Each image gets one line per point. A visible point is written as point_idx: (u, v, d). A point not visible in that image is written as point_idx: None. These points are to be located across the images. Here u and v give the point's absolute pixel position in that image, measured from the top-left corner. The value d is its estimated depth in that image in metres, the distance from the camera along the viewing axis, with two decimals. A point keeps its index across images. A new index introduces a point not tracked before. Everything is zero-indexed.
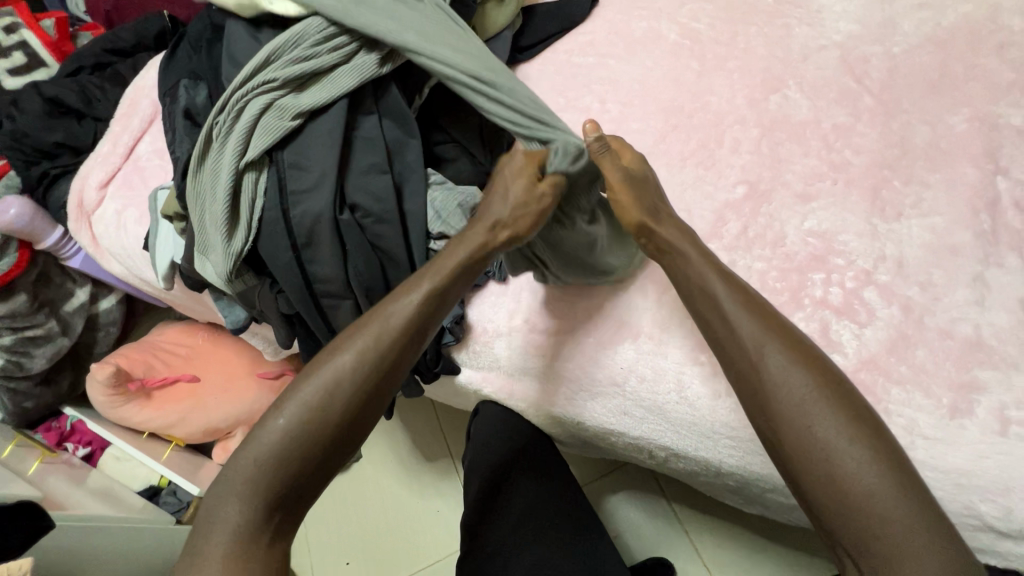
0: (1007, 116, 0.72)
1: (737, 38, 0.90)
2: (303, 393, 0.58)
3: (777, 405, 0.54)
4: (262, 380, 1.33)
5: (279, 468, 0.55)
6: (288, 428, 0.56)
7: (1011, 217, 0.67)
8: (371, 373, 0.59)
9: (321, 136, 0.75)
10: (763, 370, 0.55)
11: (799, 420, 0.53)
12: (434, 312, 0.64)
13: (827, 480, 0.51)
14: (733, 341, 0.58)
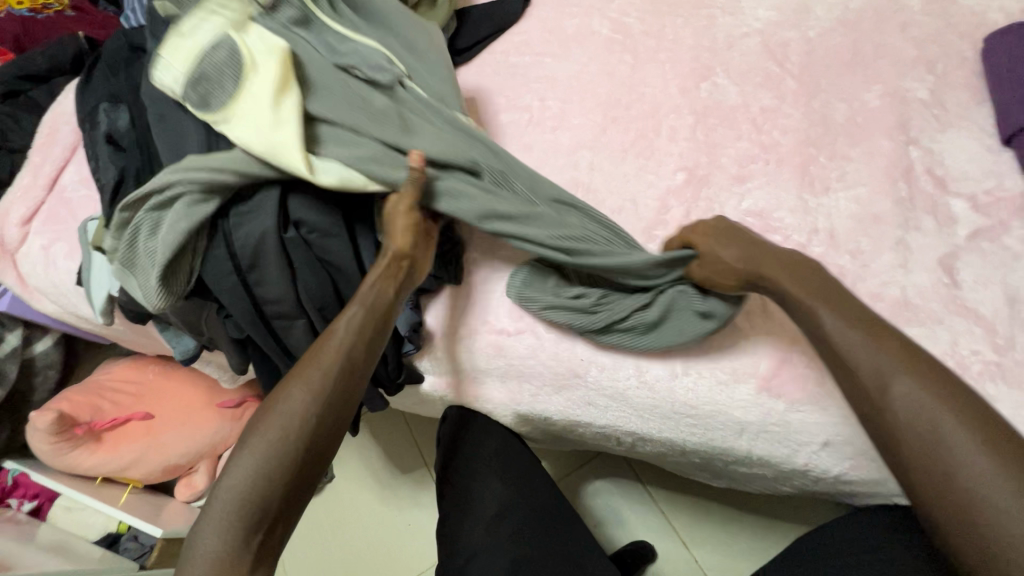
0: (914, 90, 0.78)
1: (666, 30, 0.93)
2: (262, 425, 0.58)
3: (906, 439, 0.49)
4: (222, 409, 1.28)
5: (255, 491, 0.55)
6: (252, 463, 0.56)
7: (924, 182, 0.72)
8: (322, 393, 0.59)
9: None
10: (893, 405, 0.51)
11: (931, 458, 0.48)
12: (373, 329, 0.64)
13: (934, 494, 0.47)
14: (857, 378, 0.53)
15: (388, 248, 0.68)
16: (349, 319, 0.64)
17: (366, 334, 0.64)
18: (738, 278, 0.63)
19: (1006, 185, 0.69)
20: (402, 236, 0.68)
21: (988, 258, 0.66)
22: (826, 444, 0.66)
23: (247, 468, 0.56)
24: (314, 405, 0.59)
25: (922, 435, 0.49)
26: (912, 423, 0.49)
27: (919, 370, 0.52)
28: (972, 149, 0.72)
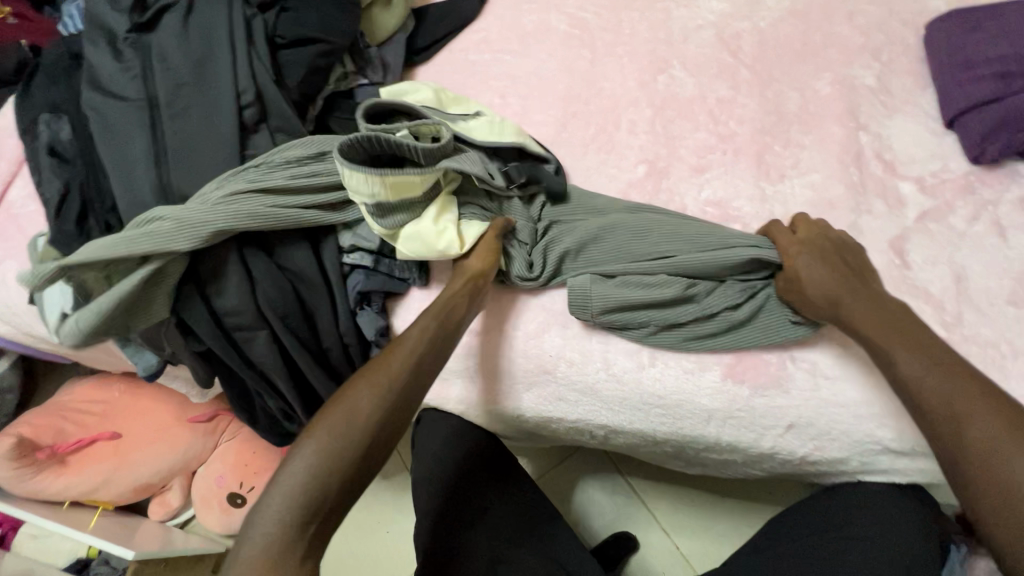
0: (862, 77, 0.80)
1: (622, 24, 0.93)
2: (329, 421, 0.57)
3: (973, 457, 0.51)
4: (194, 425, 1.24)
5: (319, 482, 0.54)
6: (317, 456, 0.55)
7: (874, 166, 0.74)
8: (390, 397, 0.60)
9: (207, 162, 0.70)
10: (970, 431, 0.52)
11: (1003, 475, 0.50)
12: (441, 340, 0.66)
13: (996, 504, 0.49)
14: (929, 401, 0.55)
15: (468, 268, 0.71)
16: (422, 328, 0.65)
17: (435, 343, 0.65)
18: (820, 300, 0.63)
19: (950, 167, 0.72)
20: (482, 255, 0.71)
21: (935, 238, 0.68)
22: (791, 426, 0.67)
23: (311, 461, 0.54)
24: (382, 409, 0.59)
25: (996, 457, 0.50)
26: (984, 448, 0.51)
27: (962, 387, 0.54)
28: (917, 133, 0.74)
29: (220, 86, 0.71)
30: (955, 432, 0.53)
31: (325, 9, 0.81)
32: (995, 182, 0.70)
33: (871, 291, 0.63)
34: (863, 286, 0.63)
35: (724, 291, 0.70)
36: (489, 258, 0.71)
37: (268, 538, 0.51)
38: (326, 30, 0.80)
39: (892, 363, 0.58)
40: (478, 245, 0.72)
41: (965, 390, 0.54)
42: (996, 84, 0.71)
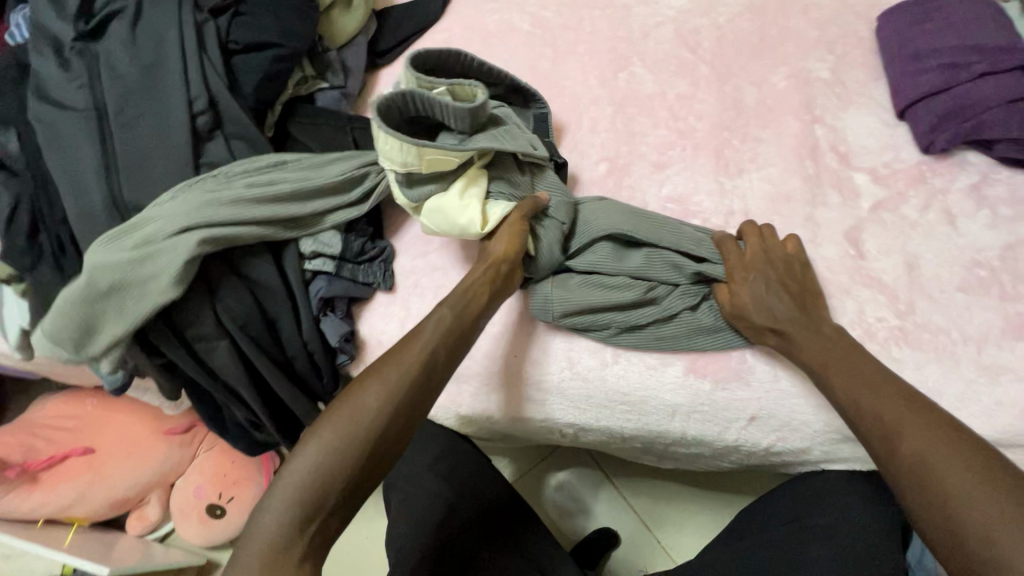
0: (817, 70, 0.80)
1: (583, 22, 0.93)
2: (338, 411, 0.55)
3: (899, 464, 0.52)
4: (170, 436, 1.22)
5: (327, 477, 0.51)
6: (323, 449, 0.52)
7: (830, 159, 0.74)
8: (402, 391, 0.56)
9: (161, 173, 0.69)
10: (900, 442, 0.53)
11: (928, 480, 0.50)
12: (460, 331, 0.62)
13: (933, 507, 0.49)
14: (861, 417, 0.56)
15: (493, 253, 0.67)
16: (440, 317, 0.62)
17: (452, 334, 0.61)
18: (772, 318, 0.64)
19: (903, 157, 0.73)
20: (507, 240, 0.67)
21: (889, 228, 0.69)
22: (753, 419, 0.68)
23: (315, 453, 0.52)
24: (394, 402, 0.55)
25: (930, 468, 0.50)
26: (913, 458, 0.51)
27: (891, 404, 0.55)
28: (870, 125, 0.75)
29: (170, 94, 0.70)
30: (889, 448, 0.53)
31: (282, 14, 0.80)
32: (946, 171, 0.71)
33: (814, 318, 0.64)
34: (803, 308, 0.64)
35: (678, 291, 0.70)
36: (513, 243, 0.68)
37: (271, 530, 0.49)
38: (283, 35, 0.79)
39: (824, 381, 0.60)
40: (500, 229, 0.69)
41: (896, 404, 0.55)
42: (944, 74, 0.71)
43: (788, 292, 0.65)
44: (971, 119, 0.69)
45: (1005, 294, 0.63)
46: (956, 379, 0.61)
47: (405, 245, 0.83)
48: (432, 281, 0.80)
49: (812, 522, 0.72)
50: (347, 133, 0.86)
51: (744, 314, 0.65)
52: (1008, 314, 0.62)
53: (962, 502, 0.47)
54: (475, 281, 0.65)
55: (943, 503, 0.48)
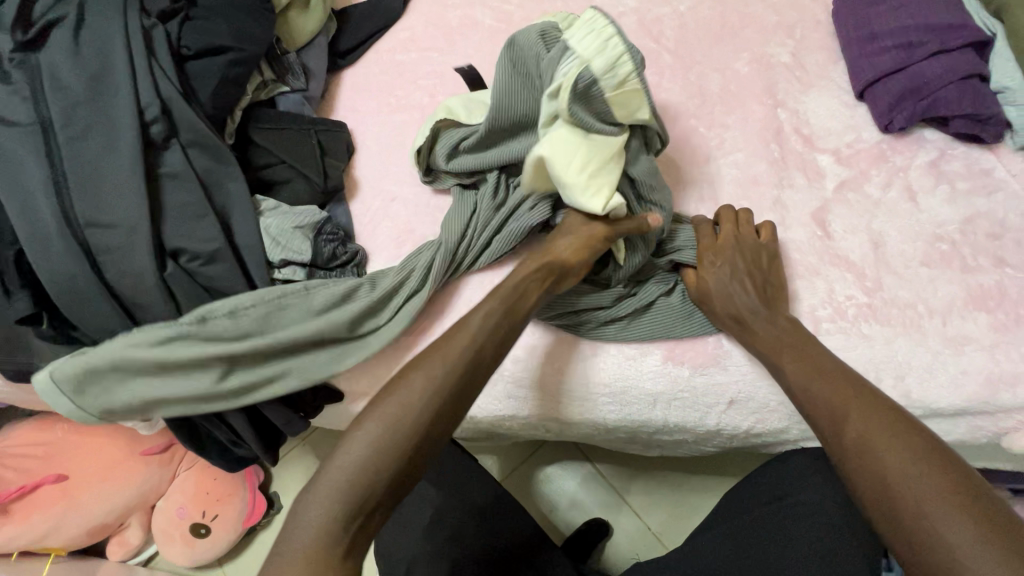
0: (777, 55, 0.81)
1: (546, 15, 0.93)
2: (382, 409, 0.53)
3: (852, 460, 0.52)
4: (147, 457, 1.18)
5: (370, 475, 0.50)
6: (372, 443, 0.52)
7: (794, 142, 0.75)
8: (445, 385, 0.55)
9: (115, 185, 0.66)
10: (852, 431, 0.53)
11: (880, 472, 0.50)
12: (508, 324, 0.60)
13: (880, 495, 0.49)
14: (816, 411, 0.57)
15: (555, 249, 0.65)
16: (487, 311, 0.59)
17: (499, 333, 0.59)
18: (734, 307, 0.64)
19: (864, 138, 0.74)
20: (575, 249, 0.65)
21: (854, 208, 0.70)
22: (732, 402, 0.69)
23: (361, 450, 0.51)
24: (438, 404, 0.54)
25: (870, 455, 0.51)
26: (856, 444, 0.52)
27: (840, 393, 0.56)
28: (832, 107, 0.77)
29: (121, 105, 0.67)
30: (837, 436, 0.54)
31: (236, 17, 0.78)
32: (905, 149, 0.72)
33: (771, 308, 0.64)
34: (770, 301, 0.65)
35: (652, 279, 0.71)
36: (586, 249, 0.65)
37: (314, 524, 0.49)
38: (238, 38, 0.77)
39: (779, 371, 0.61)
40: (574, 231, 0.66)
41: (840, 390, 0.56)
42: (899, 54, 0.73)
43: (752, 279, 0.65)
44: (926, 97, 0.70)
45: (967, 266, 0.65)
46: (923, 352, 0.62)
47: (378, 248, 0.81)
48: None
49: (795, 499, 0.74)
50: (310, 136, 0.85)
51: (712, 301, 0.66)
52: (970, 286, 0.64)
53: (891, 488, 0.49)
54: (524, 277, 0.63)
55: (875, 487, 0.50)
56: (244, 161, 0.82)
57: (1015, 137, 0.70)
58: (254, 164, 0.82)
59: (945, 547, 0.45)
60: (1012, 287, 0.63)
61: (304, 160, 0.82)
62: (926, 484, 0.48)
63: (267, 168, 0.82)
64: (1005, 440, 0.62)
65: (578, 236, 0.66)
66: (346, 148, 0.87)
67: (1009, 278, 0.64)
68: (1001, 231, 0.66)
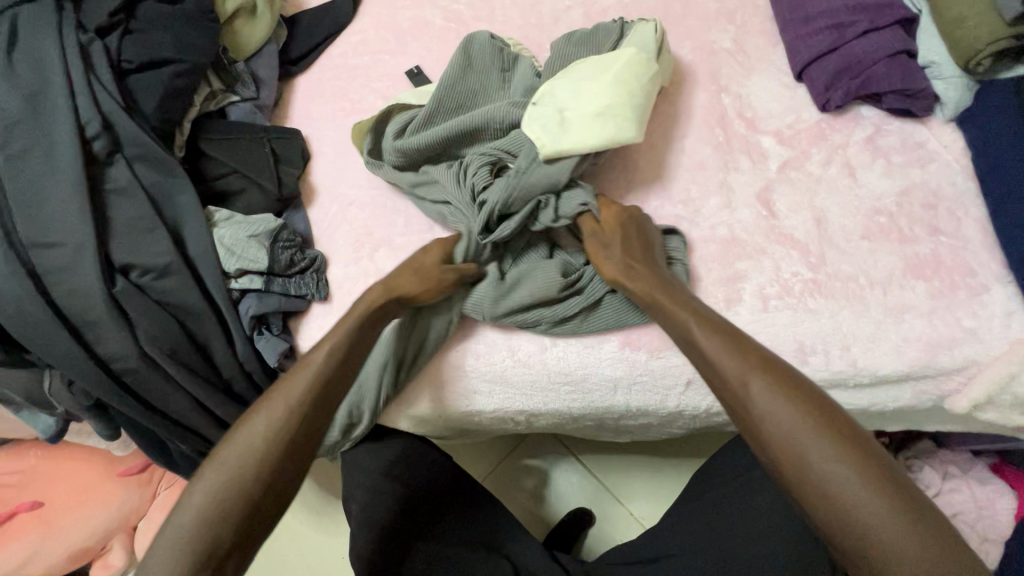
0: (720, 41, 0.83)
1: (495, 12, 0.93)
2: (219, 452, 0.57)
3: (769, 437, 0.51)
4: (126, 479, 1.14)
5: (231, 513, 0.54)
6: (211, 491, 0.54)
7: (738, 126, 0.77)
8: (284, 415, 0.59)
9: (57, 204, 0.65)
10: (753, 401, 0.52)
11: (793, 446, 0.50)
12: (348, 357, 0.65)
13: (792, 461, 0.50)
14: (720, 377, 0.55)
15: (397, 284, 0.69)
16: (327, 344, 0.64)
17: (337, 365, 0.63)
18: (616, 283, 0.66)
19: (804, 118, 0.76)
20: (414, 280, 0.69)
21: (796, 186, 0.72)
22: (690, 383, 0.70)
23: (206, 495, 0.54)
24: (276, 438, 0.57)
25: (771, 424, 0.51)
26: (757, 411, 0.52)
27: (750, 358, 0.54)
28: (773, 89, 0.78)
29: (60, 122, 0.67)
30: (742, 401, 0.53)
31: (177, 28, 0.77)
32: (843, 127, 0.74)
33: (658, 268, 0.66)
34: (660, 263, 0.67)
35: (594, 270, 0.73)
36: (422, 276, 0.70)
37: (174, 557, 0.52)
38: (181, 49, 0.77)
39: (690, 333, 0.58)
40: (410, 266, 0.71)
41: (749, 355, 0.55)
42: (832, 35, 0.75)
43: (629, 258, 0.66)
44: (858, 75, 0.72)
45: (904, 237, 0.67)
46: (866, 322, 0.64)
47: (338, 253, 0.81)
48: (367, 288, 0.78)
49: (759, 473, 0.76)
50: (263, 144, 0.84)
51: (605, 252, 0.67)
52: (908, 255, 0.66)
53: (795, 458, 0.50)
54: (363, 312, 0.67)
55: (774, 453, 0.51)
56: (197, 173, 0.81)
57: (944, 109, 0.72)
58: (207, 176, 0.82)
59: (844, 508, 0.47)
60: (947, 255, 0.66)
61: (257, 168, 0.82)
62: (828, 449, 0.49)
63: (220, 179, 0.82)
64: (949, 402, 0.65)
65: (419, 269, 0.70)
66: (302, 154, 0.87)
67: (944, 246, 0.66)
68: (935, 202, 0.68)
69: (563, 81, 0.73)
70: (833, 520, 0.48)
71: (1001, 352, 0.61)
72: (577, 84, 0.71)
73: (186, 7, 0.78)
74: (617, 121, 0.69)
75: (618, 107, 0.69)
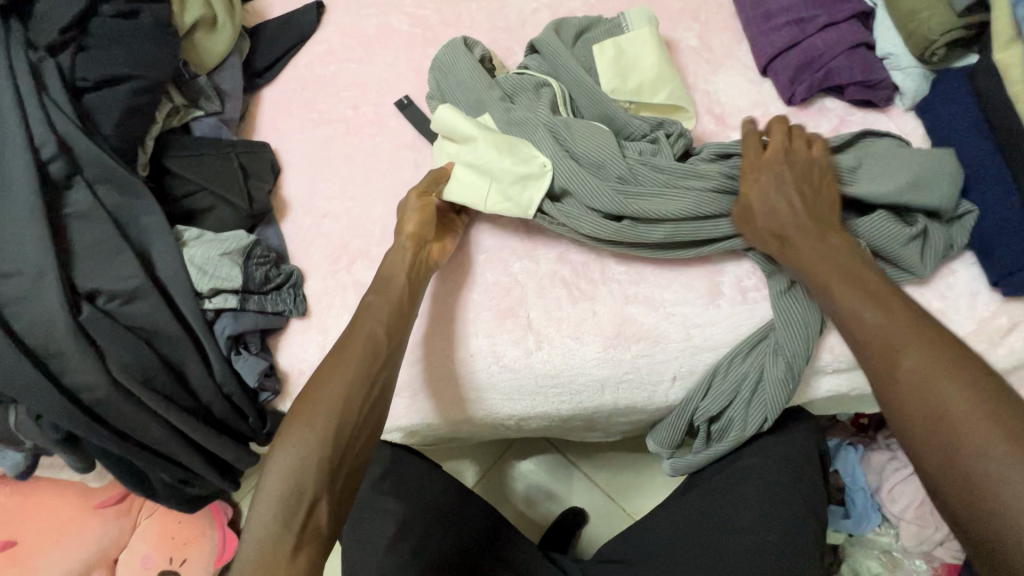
0: (686, 39, 0.83)
1: (462, 16, 0.92)
2: (303, 410, 0.56)
3: (913, 407, 0.48)
4: (103, 511, 1.07)
5: (315, 467, 0.53)
6: (297, 451, 0.54)
7: (706, 122, 0.78)
8: (362, 374, 0.59)
9: (14, 232, 0.63)
10: (904, 364, 0.50)
11: (936, 420, 0.46)
12: (398, 318, 0.65)
13: (945, 433, 0.46)
14: (871, 339, 0.53)
15: (405, 231, 0.70)
16: (376, 308, 0.65)
17: (394, 322, 0.65)
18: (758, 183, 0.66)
19: (771, 112, 0.78)
20: (416, 221, 0.70)
21: None
22: (676, 377, 0.71)
23: (292, 454, 0.54)
24: (348, 395, 0.58)
25: (923, 392, 0.48)
26: (912, 380, 0.49)
27: (904, 325, 0.52)
28: (740, 85, 0.80)
29: (12, 147, 0.64)
30: (891, 363, 0.51)
31: (134, 43, 0.75)
32: (808, 119, 0.76)
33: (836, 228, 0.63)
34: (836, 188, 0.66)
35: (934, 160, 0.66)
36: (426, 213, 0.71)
37: (258, 532, 0.51)
38: (139, 65, 0.74)
39: (828, 294, 0.58)
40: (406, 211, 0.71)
41: (902, 324, 0.52)
42: (793, 30, 0.76)
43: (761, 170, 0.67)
44: (821, 68, 0.74)
45: None
46: None
47: (314, 267, 0.80)
48: (345, 302, 0.77)
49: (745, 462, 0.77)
50: (231, 159, 0.82)
51: (789, 244, 0.63)
52: None
53: (945, 433, 0.46)
54: (396, 268, 0.68)
55: (922, 417, 0.47)
56: (163, 191, 0.79)
57: (903, 99, 0.75)
58: (173, 195, 0.79)
59: (996, 492, 0.42)
60: None
61: (224, 183, 0.80)
62: (983, 419, 0.44)
63: (187, 197, 0.79)
64: None
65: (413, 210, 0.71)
66: (274, 167, 0.85)
67: None
68: None
69: (614, 74, 0.77)
70: (973, 502, 0.43)
71: (968, 331, 0.64)
72: (631, 79, 0.77)
73: (142, 21, 0.76)
74: (679, 104, 0.77)
75: (679, 92, 0.77)
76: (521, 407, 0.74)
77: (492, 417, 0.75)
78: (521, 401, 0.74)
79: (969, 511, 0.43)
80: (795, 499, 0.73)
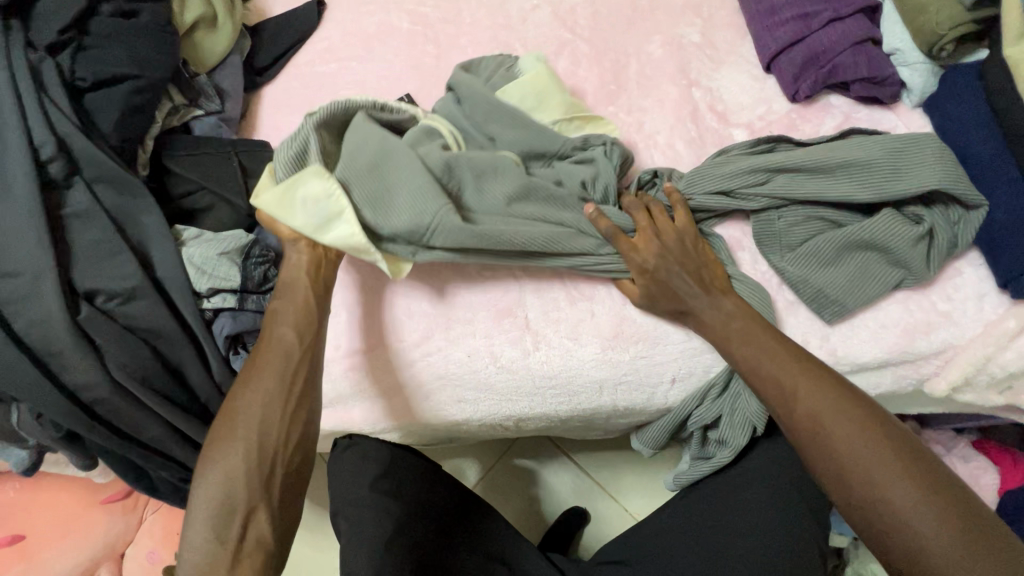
0: (688, 35, 0.82)
1: (462, 13, 0.92)
2: (220, 430, 0.55)
3: (816, 445, 0.54)
4: (109, 506, 1.09)
5: (235, 485, 0.53)
6: (218, 471, 0.53)
7: (708, 119, 0.77)
8: (277, 385, 0.58)
9: (14, 233, 0.63)
10: (802, 404, 0.55)
11: (832, 455, 0.53)
12: (311, 321, 0.62)
13: (843, 465, 0.52)
14: (771, 382, 0.58)
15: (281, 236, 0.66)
16: (282, 315, 0.62)
17: (303, 325, 0.62)
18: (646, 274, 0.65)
19: (774, 109, 0.76)
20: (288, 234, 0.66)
21: None
22: (674, 380, 0.71)
23: (215, 476, 0.53)
24: (266, 407, 0.56)
25: (822, 432, 0.54)
26: (812, 419, 0.54)
27: (787, 367, 0.58)
28: (743, 81, 0.78)
29: (10, 148, 0.64)
30: (792, 405, 0.56)
31: (132, 42, 0.75)
32: (813, 117, 0.75)
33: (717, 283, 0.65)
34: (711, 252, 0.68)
35: (945, 162, 0.64)
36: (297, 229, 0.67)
37: (194, 556, 0.51)
38: (137, 65, 0.74)
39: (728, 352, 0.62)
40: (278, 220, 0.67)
41: (791, 369, 0.58)
42: (798, 25, 0.75)
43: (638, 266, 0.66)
44: (827, 64, 0.73)
45: None
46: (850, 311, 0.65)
47: None
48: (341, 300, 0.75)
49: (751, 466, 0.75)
50: (230, 158, 0.81)
51: (689, 315, 0.64)
52: None
53: (842, 464, 0.52)
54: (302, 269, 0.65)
55: (825, 452, 0.53)
56: (164, 192, 0.79)
57: (910, 95, 0.73)
58: (173, 195, 0.79)
59: (894, 510, 0.49)
60: None
61: (223, 183, 0.80)
62: (869, 447, 0.52)
63: (186, 198, 0.80)
64: (928, 385, 0.66)
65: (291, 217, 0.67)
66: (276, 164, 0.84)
67: None
68: None
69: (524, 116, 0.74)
70: (877, 521, 0.50)
71: (975, 334, 0.63)
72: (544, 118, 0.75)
73: (141, 21, 0.76)
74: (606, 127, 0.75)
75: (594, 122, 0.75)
76: (516, 408, 0.74)
77: (488, 417, 0.75)
78: (518, 402, 0.73)
79: (877, 529, 0.50)
80: (798, 501, 0.73)
